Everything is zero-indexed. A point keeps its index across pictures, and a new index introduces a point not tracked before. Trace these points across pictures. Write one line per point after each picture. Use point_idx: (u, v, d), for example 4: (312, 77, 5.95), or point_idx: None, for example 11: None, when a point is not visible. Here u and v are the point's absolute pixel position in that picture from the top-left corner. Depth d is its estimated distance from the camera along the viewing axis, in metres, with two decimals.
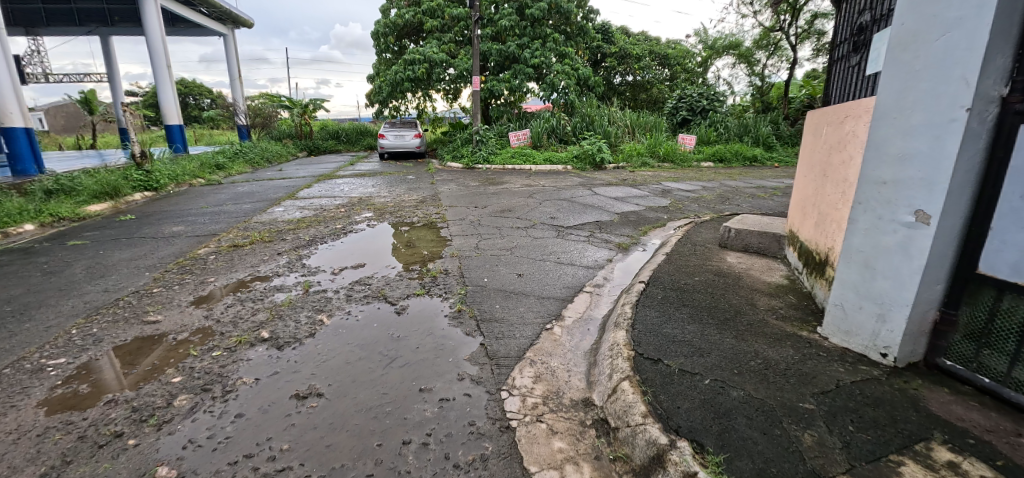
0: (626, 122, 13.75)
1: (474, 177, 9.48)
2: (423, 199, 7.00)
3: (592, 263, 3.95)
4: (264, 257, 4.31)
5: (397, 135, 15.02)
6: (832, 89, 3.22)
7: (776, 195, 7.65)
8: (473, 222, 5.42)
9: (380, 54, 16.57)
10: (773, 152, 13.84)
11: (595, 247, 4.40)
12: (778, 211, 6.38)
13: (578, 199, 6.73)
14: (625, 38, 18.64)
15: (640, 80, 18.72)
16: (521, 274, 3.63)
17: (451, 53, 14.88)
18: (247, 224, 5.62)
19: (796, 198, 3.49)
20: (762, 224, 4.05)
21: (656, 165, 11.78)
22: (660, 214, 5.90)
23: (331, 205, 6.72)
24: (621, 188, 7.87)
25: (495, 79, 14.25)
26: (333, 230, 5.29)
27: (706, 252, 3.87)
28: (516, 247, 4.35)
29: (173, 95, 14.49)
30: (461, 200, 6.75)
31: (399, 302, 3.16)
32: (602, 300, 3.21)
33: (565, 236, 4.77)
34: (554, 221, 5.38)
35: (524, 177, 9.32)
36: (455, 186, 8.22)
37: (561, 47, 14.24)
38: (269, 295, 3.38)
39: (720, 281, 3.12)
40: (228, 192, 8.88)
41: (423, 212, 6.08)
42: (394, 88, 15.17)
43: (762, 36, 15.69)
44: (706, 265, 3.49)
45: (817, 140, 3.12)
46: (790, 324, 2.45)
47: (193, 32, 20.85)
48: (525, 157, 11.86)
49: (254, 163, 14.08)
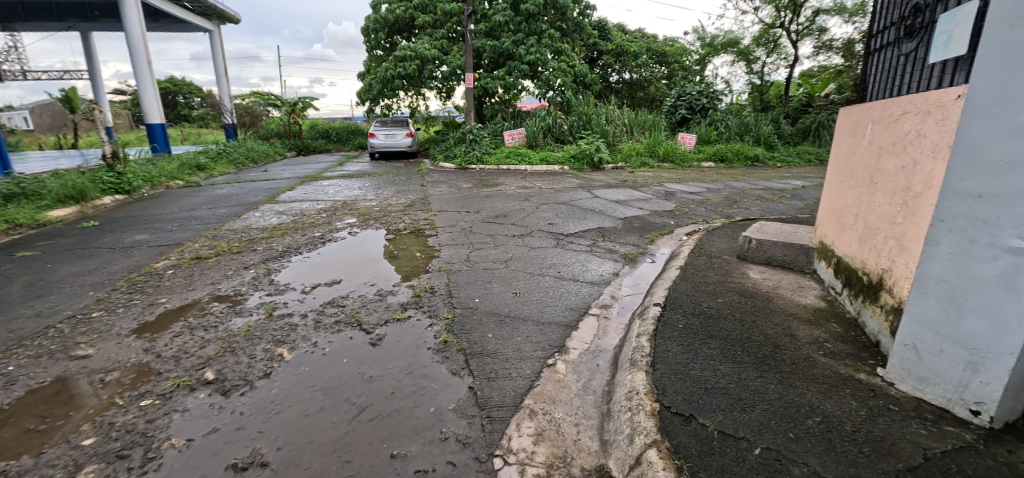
0: (624, 121, 13.36)
1: (467, 179, 9.01)
2: (411, 203, 6.54)
3: (597, 277, 3.52)
4: (228, 271, 3.84)
5: (388, 134, 14.53)
6: (873, 82, 2.80)
7: (785, 198, 7.25)
8: (465, 229, 4.97)
9: (370, 51, 16.05)
10: (774, 152, 13.48)
11: (599, 259, 3.97)
12: (790, 215, 5.98)
13: (577, 203, 6.29)
14: (621, 35, 18.21)
15: (637, 77, 18.32)
16: (518, 293, 3.18)
17: (444, 50, 14.39)
18: (217, 232, 5.13)
19: (829, 205, 3.07)
20: (785, 233, 3.65)
21: (656, 166, 11.39)
22: (666, 219, 5.49)
23: (311, 210, 6.24)
24: (623, 190, 7.44)
25: (489, 76, 13.76)
26: (311, 238, 4.82)
27: (725, 266, 3.45)
28: (511, 259, 3.90)
29: (154, 93, 13.89)
30: (453, 204, 6.31)
31: (375, 329, 2.71)
32: (611, 326, 2.77)
33: (566, 245, 4.32)
34: (552, 228, 4.93)
35: (518, 179, 8.88)
36: (447, 188, 7.76)
37: (557, 44, 13.81)
38: (225, 320, 2.92)
39: (749, 304, 2.68)
40: (206, 196, 8.37)
41: (411, 217, 5.63)
42: (384, 86, 14.65)
43: (762, 34, 15.32)
44: (729, 283, 3.06)
45: (858, 140, 2.69)
46: (843, 364, 2.03)
47: (177, 27, 20.19)
48: (520, 156, 11.42)
49: (239, 164, 13.55)
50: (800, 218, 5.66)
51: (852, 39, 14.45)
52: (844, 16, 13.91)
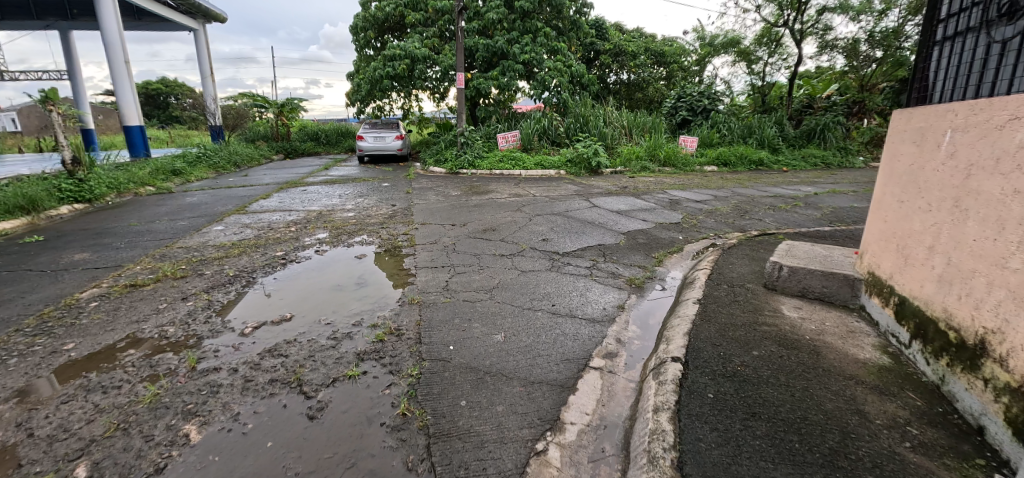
0: (623, 123, 12.83)
1: (456, 185, 8.43)
2: (393, 213, 5.94)
3: (600, 313, 2.95)
4: (161, 303, 3.24)
5: (376, 136, 13.93)
6: (944, 78, 2.31)
7: (798, 207, 6.70)
8: (448, 246, 4.38)
9: (359, 50, 15.48)
10: (779, 155, 12.96)
11: (601, 286, 3.39)
12: (808, 228, 5.43)
13: (575, 214, 5.71)
14: (620, 35, 17.67)
15: (635, 78, 17.78)
16: (504, 336, 2.60)
17: (435, 49, 13.79)
18: (166, 251, 4.53)
19: (883, 230, 2.55)
20: (820, 259, 3.11)
21: (657, 170, 10.86)
22: (674, 234, 4.91)
23: (281, 222, 5.62)
24: (624, 199, 6.87)
25: (483, 76, 13.16)
26: (271, 257, 4.22)
27: (754, 300, 2.89)
28: (498, 286, 3.32)
29: (133, 94, 13.21)
30: (437, 215, 5.72)
31: (317, 392, 2.12)
32: (618, 387, 2.19)
33: (562, 268, 3.74)
34: (546, 246, 4.35)
35: (511, 185, 8.30)
36: (435, 196, 7.17)
37: (553, 43, 13.24)
38: (132, 378, 2.32)
39: (792, 360, 2.12)
40: (173, 204, 7.73)
41: (390, 231, 5.04)
42: (373, 86, 14.03)
43: (764, 33, 14.80)
44: (761, 326, 2.49)
45: (930, 153, 2.17)
46: (949, 470, 1.46)
47: (161, 27, 19.50)
48: (514, 161, 10.83)
49: (220, 168, 12.89)
50: (820, 231, 5.11)
51: (857, 39, 13.91)
52: (850, 14, 13.39)
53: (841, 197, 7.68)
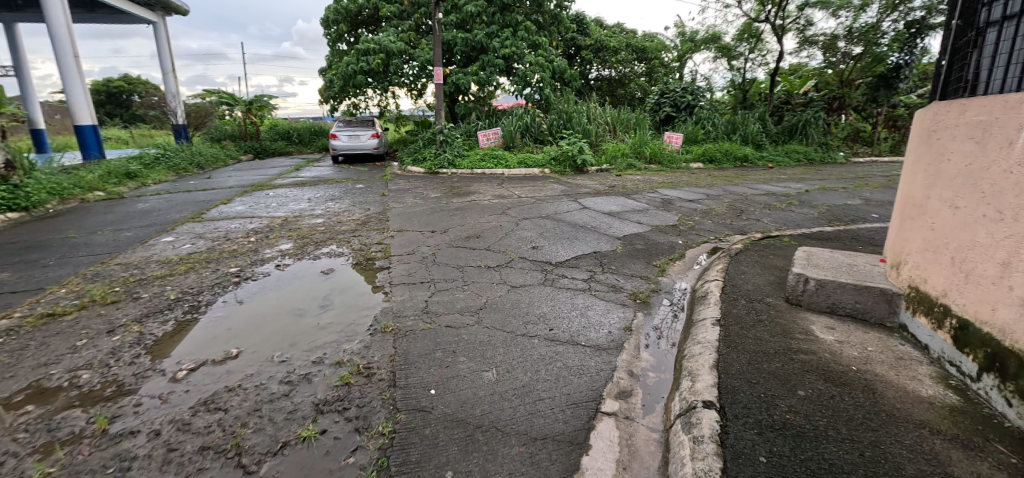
0: (607, 120, 12.53)
1: (435, 186, 7.92)
2: (366, 219, 5.42)
3: (604, 337, 2.55)
4: (81, 338, 2.69)
5: (351, 135, 13.28)
6: (1005, 64, 2.02)
7: (793, 205, 6.46)
8: (427, 256, 3.91)
9: (332, 45, 14.75)
10: (763, 151, 12.88)
11: (602, 303, 2.99)
12: (808, 228, 5.17)
13: (565, 216, 5.30)
14: (600, 30, 17.36)
15: (616, 74, 17.51)
16: (495, 373, 2.18)
17: (411, 43, 13.20)
18: (101, 270, 3.92)
19: (929, 239, 2.23)
20: (846, 268, 2.79)
21: (643, 168, 10.58)
22: (673, 238, 4.55)
23: (240, 232, 5.04)
24: (614, 199, 6.50)
25: (461, 72, 12.65)
26: (222, 275, 3.67)
27: (780, 319, 2.55)
28: (487, 307, 2.87)
29: (84, 91, 12.04)
30: (415, 221, 5.22)
31: (260, 465, 1.65)
32: (639, 440, 1.79)
33: (556, 281, 3.32)
34: (537, 254, 3.92)
35: (494, 185, 7.87)
36: (413, 198, 6.67)
37: (534, 37, 12.81)
38: (20, 449, 1.80)
39: (846, 403, 1.76)
40: (121, 211, 6.99)
41: (363, 239, 4.53)
42: (346, 82, 13.34)
43: (745, 28, 14.68)
44: (797, 354, 2.14)
45: (997, 152, 1.85)
46: None
47: (116, 19, 18.25)
48: (496, 159, 10.37)
49: (181, 170, 12.03)
50: (824, 232, 4.83)
51: (836, 34, 13.91)
52: (829, 9, 13.38)
53: (833, 194, 7.50)
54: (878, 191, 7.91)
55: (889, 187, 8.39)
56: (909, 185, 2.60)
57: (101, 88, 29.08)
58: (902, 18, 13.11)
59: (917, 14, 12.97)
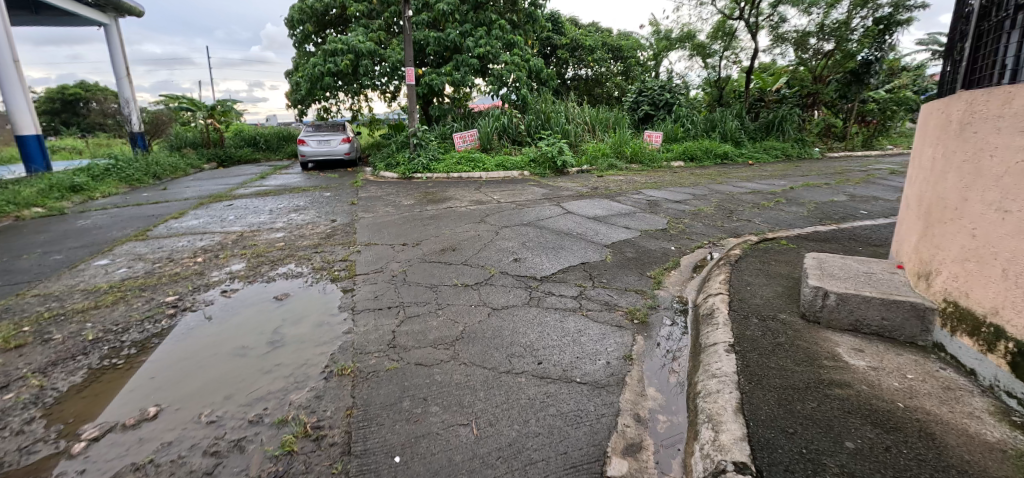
0: (586, 119, 12.28)
1: (409, 192, 7.47)
2: (331, 231, 4.93)
3: (602, 371, 2.19)
4: None
5: (320, 140, 12.66)
6: None
7: (781, 203, 6.26)
8: (396, 275, 3.47)
9: (297, 46, 14.10)
10: (742, 148, 12.84)
11: (597, 326, 2.62)
12: (801, 227, 4.94)
13: (548, 223, 4.93)
14: (575, 29, 17.11)
15: (592, 74, 17.33)
16: (475, 427, 1.78)
17: (381, 43, 12.64)
18: (12, 304, 3.35)
19: (970, 246, 1.94)
20: (865, 278, 2.51)
21: (624, 168, 10.36)
22: (665, 245, 4.22)
23: (186, 251, 4.49)
24: (598, 202, 6.17)
25: (435, 72, 12.16)
26: (154, 306, 3.15)
27: (799, 341, 2.23)
28: (465, 337, 2.47)
29: (26, 98, 11.02)
30: (385, 232, 4.77)
31: None
32: None
33: (543, 301, 2.94)
34: (520, 268, 3.53)
35: (472, 190, 7.46)
36: (384, 206, 6.20)
37: (509, 36, 12.44)
38: None
39: (906, 457, 1.44)
40: (58, 230, 6.28)
41: (325, 255, 4.06)
42: (313, 85, 12.69)
43: (719, 26, 14.66)
44: (830, 388, 1.81)
45: None
46: None
47: (62, 22, 17.07)
48: (473, 162, 9.95)
49: (134, 181, 11.20)
50: (819, 231, 4.61)
51: (807, 31, 13.99)
52: (801, 7, 13.45)
53: (817, 190, 7.37)
54: (861, 187, 7.84)
55: (869, 182, 8.36)
56: (935, 186, 2.33)
57: (55, 96, 27.51)
58: (872, 14, 13.30)
59: (885, 11, 13.19)
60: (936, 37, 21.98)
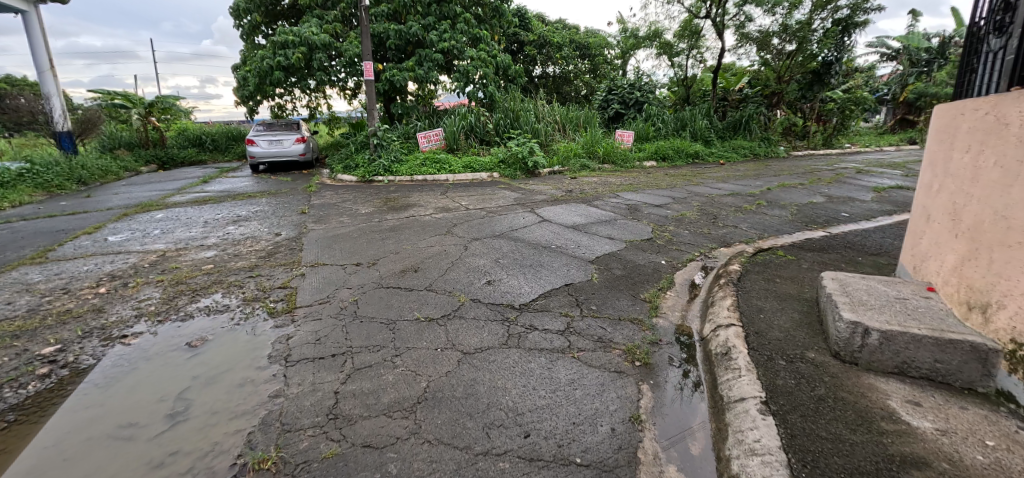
0: (555, 118, 11.87)
1: (368, 198, 6.80)
2: (273, 248, 4.24)
3: (608, 444, 1.70)
4: None
5: (271, 140, 11.68)
6: None
7: (763, 206, 6.00)
8: (345, 306, 2.87)
9: (245, 38, 12.99)
10: (711, 148, 12.79)
11: (593, 374, 2.13)
12: (790, 234, 4.65)
13: (523, 234, 4.43)
14: (542, 25, 16.66)
15: (560, 71, 16.95)
16: None
17: (337, 35, 11.75)
18: None
19: None
20: (902, 308, 2.15)
21: (597, 168, 10.02)
22: (654, 258, 3.79)
23: (90, 279, 3.69)
24: (575, 208, 5.72)
25: (396, 67, 11.38)
26: (24, 362, 2.42)
27: (843, 393, 1.83)
28: (429, 399, 1.93)
29: None
30: (336, 248, 4.12)
31: None
32: None
33: (524, 339, 2.43)
34: (494, 293, 3.00)
35: (437, 195, 6.87)
36: (338, 215, 5.52)
37: (475, 30, 11.82)
38: None
39: None
40: None
41: (260, 282, 3.38)
42: (262, 80, 11.70)
43: (686, 24, 14.52)
44: (905, 472, 1.41)
45: None
46: None
47: None
48: (438, 163, 9.32)
49: (53, 188, 9.89)
50: (811, 239, 4.32)
51: (770, 31, 14.05)
52: (765, 7, 13.50)
53: (794, 191, 7.21)
54: (834, 186, 7.78)
55: (840, 182, 8.34)
56: (983, 201, 2.00)
57: None
58: (831, 16, 13.57)
59: (844, 13, 13.47)
60: (884, 40, 22.97)
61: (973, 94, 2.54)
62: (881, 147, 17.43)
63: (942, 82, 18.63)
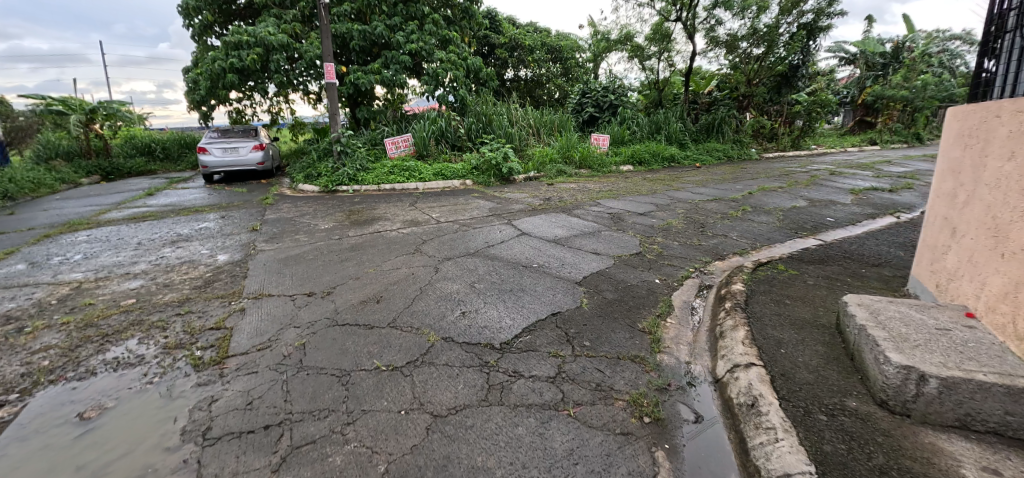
0: (529, 122, 11.51)
1: (329, 211, 6.22)
2: (213, 275, 3.66)
3: None
4: None
5: (226, 148, 10.85)
6: None
7: (748, 212, 5.77)
8: (289, 353, 2.37)
9: (196, 38, 12.10)
10: (686, 151, 12.74)
11: (597, 441, 1.72)
12: (784, 244, 4.39)
13: (501, 251, 4.00)
14: (513, 27, 16.32)
15: (532, 75, 16.66)
16: None
17: (297, 36, 11.04)
18: None
19: None
20: (951, 342, 1.83)
21: (574, 174, 9.72)
22: (647, 276, 3.42)
23: None
24: (555, 219, 5.32)
25: (360, 69, 10.74)
26: None
27: (906, 461, 1.48)
28: None
29: None
30: (287, 274, 3.58)
31: None
32: None
33: (507, 391, 2.01)
34: (469, 328, 2.55)
35: (406, 206, 6.36)
36: (294, 233, 4.95)
37: (443, 31, 11.35)
38: None
39: None
40: None
41: (187, 322, 2.82)
42: (214, 83, 10.89)
43: (657, 28, 14.44)
44: None
45: None
46: None
47: None
48: (407, 171, 8.79)
49: None
50: (808, 248, 4.06)
51: (738, 35, 14.12)
52: (734, 11, 13.54)
53: (775, 195, 7.06)
54: (812, 189, 7.71)
55: (817, 183, 8.30)
56: None
57: None
58: (797, 20, 13.78)
59: (808, 18, 13.70)
60: (842, 45, 23.76)
61: (1008, 79, 2.32)
62: (845, 148, 17.93)
63: (898, 85, 19.38)
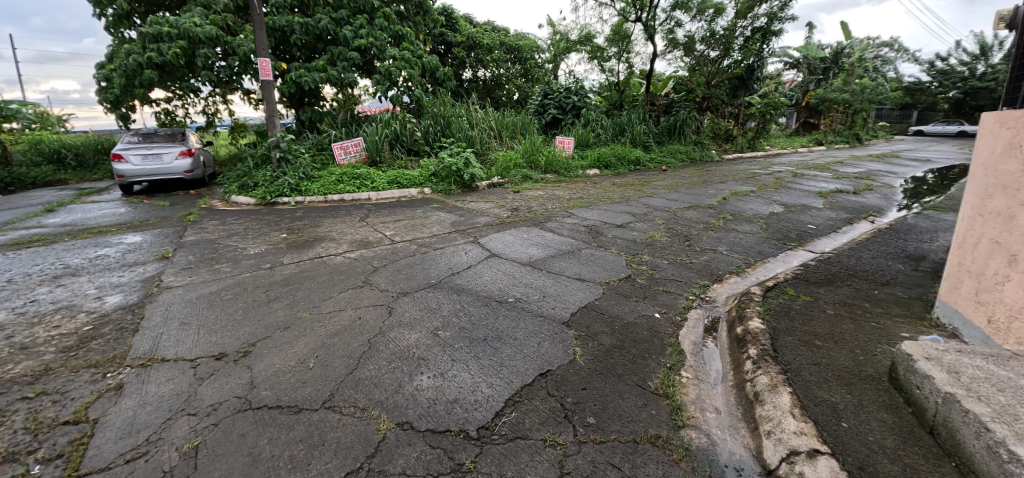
0: (490, 124, 10.90)
1: (265, 230, 5.34)
2: (94, 329, 2.78)
3: None
4: None
5: (146, 154, 9.52)
6: None
7: (729, 221, 5.44)
8: (171, 466, 1.63)
9: (109, 29, 10.61)
10: (650, 153, 12.57)
11: None
12: (777, 258, 4.02)
13: (469, 281, 3.36)
14: (469, 25, 15.61)
15: (491, 75, 16.04)
16: None
17: (229, 28, 9.85)
18: None
19: None
20: None
21: (540, 179, 9.23)
22: (645, 309, 2.90)
23: None
24: (527, 234, 4.75)
25: (303, 67, 9.70)
26: None
27: None
28: None
29: None
30: (193, 324, 2.77)
31: None
32: None
33: None
34: (435, 406, 1.90)
35: (356, 221, 5.58)
36: (217, 261, 4.08)
37: (396, 27, 10.54)
38: None
39: None
40: None
41: (32, 413, 1.98)
42: (130, 81, 9.57)
43: (616, 28, 14.22)
44: None
45: None
46: None
47: None
48: (358, 179, 7.97)
49: None
50: (808, 265, 3.70)
51: (696, 37, 14.17)
52: (692, 13, 13.53)
53: (749, 200, 6.85)
54: (781, 193, 7.60)
55: (784, 186, 8.24)
56: None
57: None
58: (751, 23, 13.97)
59: (762, 21, 13.91)
60: (786, 50, 24.77)
61: None
62: (795, 149, 18.58)
63: (839, 88, 20.34)
